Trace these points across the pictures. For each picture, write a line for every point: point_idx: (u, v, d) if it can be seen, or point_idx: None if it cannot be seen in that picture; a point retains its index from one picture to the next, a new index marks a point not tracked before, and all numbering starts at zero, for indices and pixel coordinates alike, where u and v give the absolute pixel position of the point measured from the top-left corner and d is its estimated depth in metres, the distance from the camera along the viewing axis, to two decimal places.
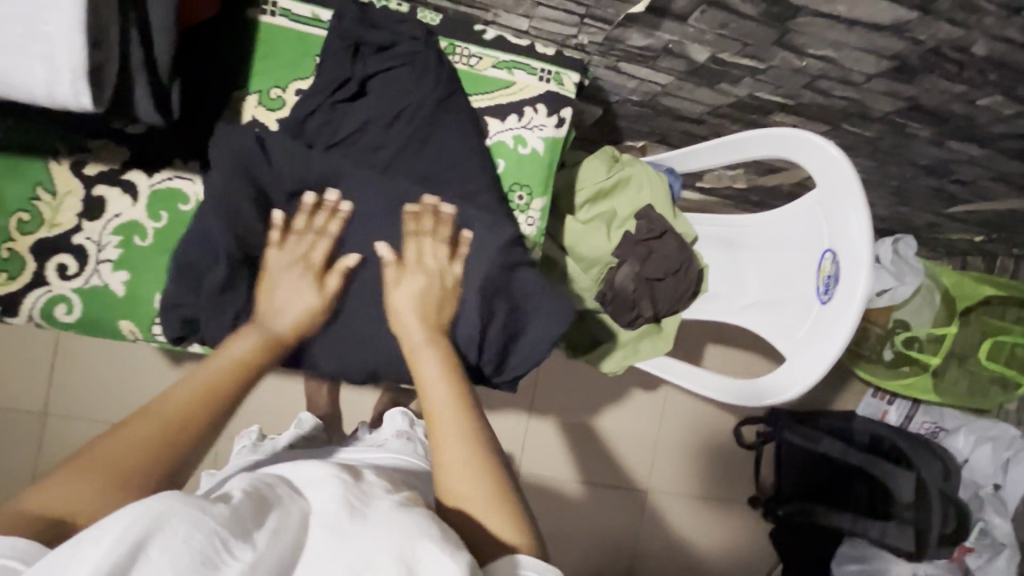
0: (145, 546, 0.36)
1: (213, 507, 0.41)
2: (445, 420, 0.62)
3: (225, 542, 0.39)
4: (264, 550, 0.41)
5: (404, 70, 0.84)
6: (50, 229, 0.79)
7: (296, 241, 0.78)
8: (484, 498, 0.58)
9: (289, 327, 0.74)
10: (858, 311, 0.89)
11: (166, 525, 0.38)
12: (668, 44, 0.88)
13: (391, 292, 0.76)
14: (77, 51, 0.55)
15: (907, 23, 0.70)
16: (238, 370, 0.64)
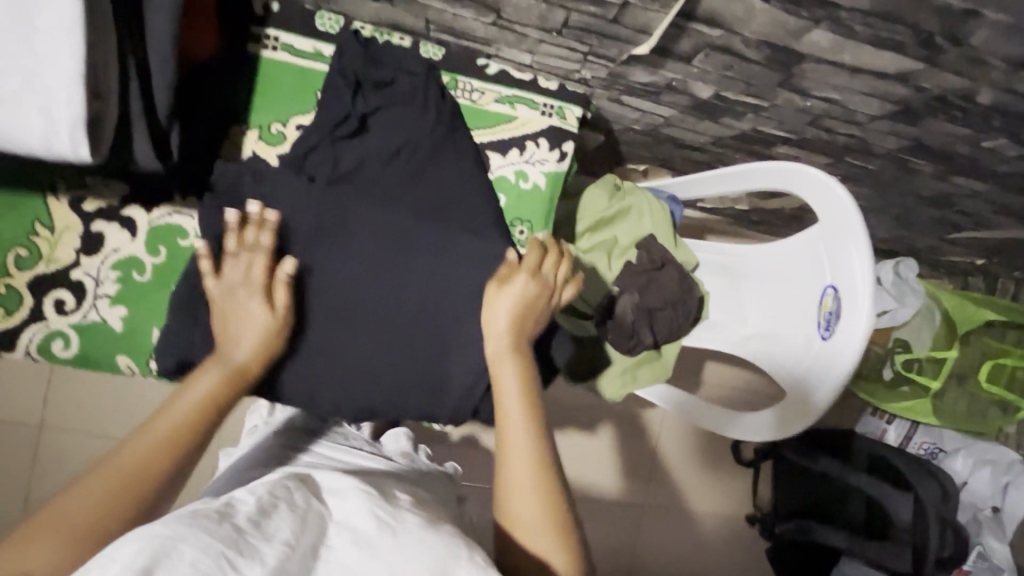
0: (151, 574, 0.35)
1: (219, 528, 0.40)
2: (521, 447, 0.62)
3: (233, 562, 0.38)
4: (280, 567, 0.39)
5: (403, 106, 0.84)
6: (48, 265, 0.79)
7: (232, 264, 0.69)
8: (543, 534, 0.60)
9: (250, 355, 0.68)
10: (860, 347, 0.88)
11: (174, 551, 0.37)
12: (671, 82, 0.87)
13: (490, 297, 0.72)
14: (75, 103, 0.55)
15: (913, 73, 0.70)
16: (206, 410, 0.61)
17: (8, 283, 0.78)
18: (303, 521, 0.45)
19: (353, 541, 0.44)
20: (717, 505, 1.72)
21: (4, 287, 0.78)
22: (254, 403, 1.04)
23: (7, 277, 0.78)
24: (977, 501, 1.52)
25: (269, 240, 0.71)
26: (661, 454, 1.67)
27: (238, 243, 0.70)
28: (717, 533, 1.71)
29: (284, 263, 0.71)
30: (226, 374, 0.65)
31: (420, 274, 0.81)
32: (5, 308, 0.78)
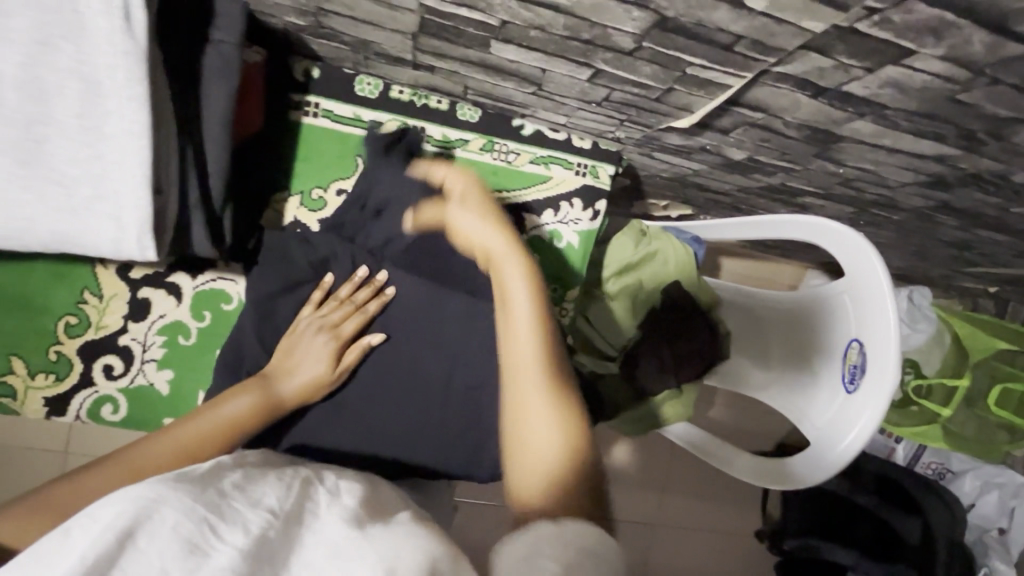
0: (132, 535, 0.37)
1: (204, 493, 0.42)
2: (519, 328, 0.58)
3: (214, 527, 0.39)
4: (261, 536, 0.41)
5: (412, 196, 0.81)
6: (97, 331, 0.80)
7: (332, 308, 0.78)
8: (537, 412, 0.53)
9: (293, 393, 0.71)
10: (886, 406, 0.91)
11: (155, 513, 0.39)
12: (705, 145, 0.88)
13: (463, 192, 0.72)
14: (143, 210, 0.56)
15: (950, 156, 0.71)
16: (226, 433, 0.62)
17: (58, 350, 0.80)
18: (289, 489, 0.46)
19: (338, 520, 0.44)
20: (727, 523, 1.75)
21: (55, 354, 0.80)
22: None
23: (58, 344, 0.79)
24: (984, 523, 1.54)
25: (372, 306, 0.78)
26: (672, 475, 1.70)
27: (348, 295, 0.79)
28: (725, 549, 1.74)
29: (376, 333, 0.78)
30: (264, 402, 0.67)
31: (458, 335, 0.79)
32: (56, 374, 0.80)
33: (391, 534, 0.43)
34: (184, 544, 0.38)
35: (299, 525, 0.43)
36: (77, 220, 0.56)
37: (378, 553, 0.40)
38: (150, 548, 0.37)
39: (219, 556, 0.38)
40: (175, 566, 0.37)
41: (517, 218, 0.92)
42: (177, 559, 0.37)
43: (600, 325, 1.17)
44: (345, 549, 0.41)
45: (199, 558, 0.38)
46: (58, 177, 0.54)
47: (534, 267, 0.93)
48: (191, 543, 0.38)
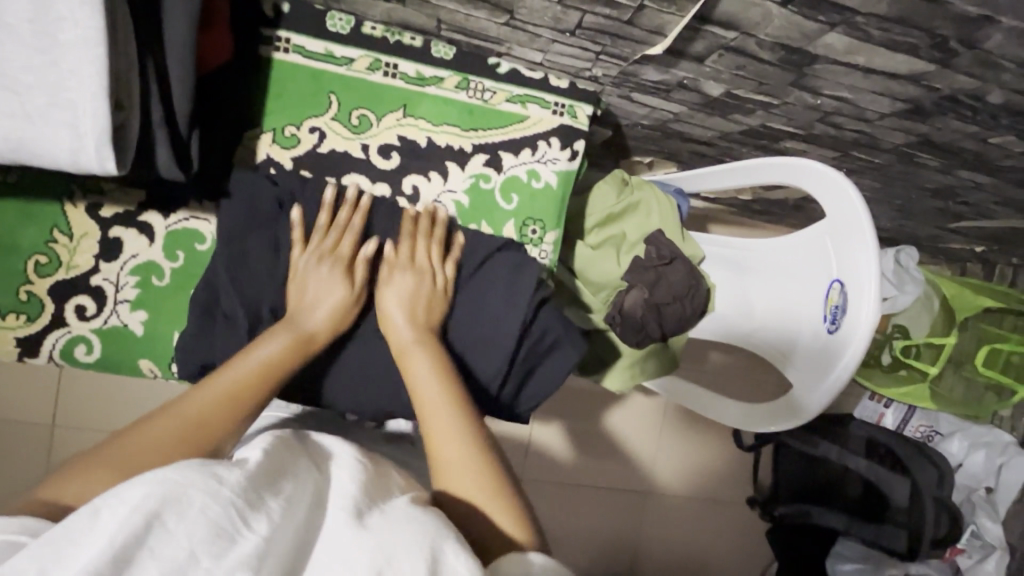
0: (161, 516, 0.38)
1: (228, 475, 0.43)
2: (449, 433, 0.62)
3: (241, 514, 0.41)
4: (281, 525, 0.43)
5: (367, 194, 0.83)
6: (68, 271, 0.79)
7: (321, 237, 0.78)
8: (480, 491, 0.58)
9: (322, 328, 0.73)
10: (865, 343, 0.90)
11: (184, 496, 0.40)
12: (682, 80, 0.87)
13: (378, 295, 0.77)
14: (101, 118, 0.55)
15: (925, 73, 0.71)
16: (266, 375, 0.65)
17: (29, 290, 0.79)
18: (308, 485, 0.48)
19: (343, 514, 0.47)
20: (718, 489, 1.76)
21: (25, 294, 0.79)
22: None
23: (29, 283, 0.79)
24: (971, 483, 1.55)
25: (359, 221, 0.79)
26: (661, 443, 1.69)
27: (330, 221, 0.79)
28: (713, 513, 1.76)
29: (370, 242, 0.79)
30: (299, 346, 0.70)
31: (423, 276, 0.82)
32: (27, 314, 0.79)
33: (392, 527, 0.46)
34: (212, 529, 0.39)
35: (308, 524, 0.46)
36: (30, 128, 0.55)
37: (378, 546, 0.43)
38: (177, 530, 0.38)
39: (245, 543, 0.40)
40: (203, 550, 0.38)
41: (493, 157, 0.90)
42: (205, 543, 0.38)
43: (582, 275, 1.16)
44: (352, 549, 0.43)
45: (226, 544, 0.39)
46: (9, 82, 0.53)
47: (512, 208, 0.91)
48: (219, 527, 0.39)
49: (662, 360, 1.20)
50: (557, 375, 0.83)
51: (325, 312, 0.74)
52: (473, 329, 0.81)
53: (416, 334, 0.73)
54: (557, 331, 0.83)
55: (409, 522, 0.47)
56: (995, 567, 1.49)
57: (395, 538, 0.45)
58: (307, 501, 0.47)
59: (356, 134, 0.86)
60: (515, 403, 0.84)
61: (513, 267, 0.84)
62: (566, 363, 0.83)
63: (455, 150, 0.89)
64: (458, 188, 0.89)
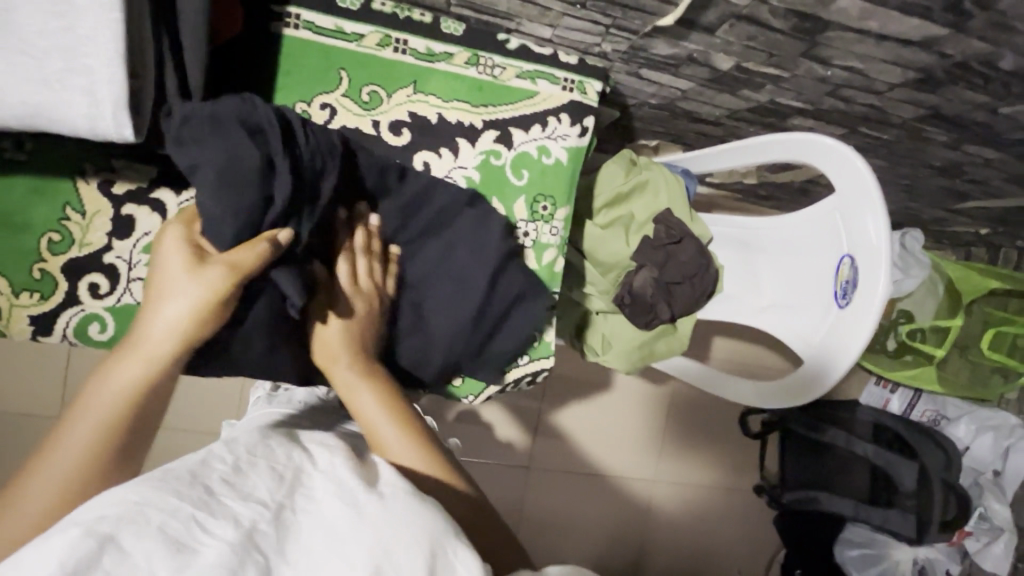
0: (116, 536, 0.36)
1: (189, 491, 0.41)
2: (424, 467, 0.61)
3: (202, 525, 0.39)
4: (252, 530, 0.40)
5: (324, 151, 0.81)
6: (81, 248, 0.80)
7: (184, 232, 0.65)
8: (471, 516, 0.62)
9: (176, 330, 0.60)
10: (876, 317, 0.90)
11: (140, 517, 0.38)
12: (693, 54, 0.87)
13: (321, 334, 0.73)
14: (118, 83, 0.55)
15: (937, 38, 0.72)
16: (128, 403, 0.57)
17: (41, 268, 0.79)
18: (279, 482, 0.45)
19: (335, 506, 0.44)
20: (723, 476, 1.76)
21: (38, 272, 0.79)
22: (258, 380, 1.06)
23: (41, 261, 0.78)
24: (977, 466, 1.54)
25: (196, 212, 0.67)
26: (668, 429, 1.69)
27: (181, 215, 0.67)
28: (721, 501, 1.77)
29: None
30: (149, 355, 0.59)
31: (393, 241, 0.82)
32: (40, 293, 0.79)
33: (389, 519, 0.44)
34: (171, 544, 0.37)
35: (290, 522, 0.42)
36: (48, 93, 0.54)
37: (375, 540, 0.42)
38: (134, 550, 0.36)
39: (209, 550, 0.38)
40: (163, 565, 0.36)
41: (504, 133, 0.90)
42: (165, 558, 0.36)
43: (591, 255, 1.16)
44: (344, 536, 0.42)
45: (188, 556, 0.37)
46: (23, 46, 0.52)
47: (523, 183, 0.91)
48: (180, 542, 0.38)
49: (671, 342, 1.20)
50: (526, 325, 0.90)
51: (181, 305, 0.60)
52: (446, 289, 0.84)
53: (352, 358, 0.71)
54: (522, 281, 0.89)
55: (406, 516, 0.45)
56: (1003, 550, 1.50)
57: (391, 526, 0.44)
58: (281, 497, 0.44)
59: (366, 110, 0.85)
60: (478, 355, 0.91)
61: (479, 219, 0.86)
62: (530, 313, 0.90)
63: (466, 126, 0.89)
64: (469, 164, 0.89)
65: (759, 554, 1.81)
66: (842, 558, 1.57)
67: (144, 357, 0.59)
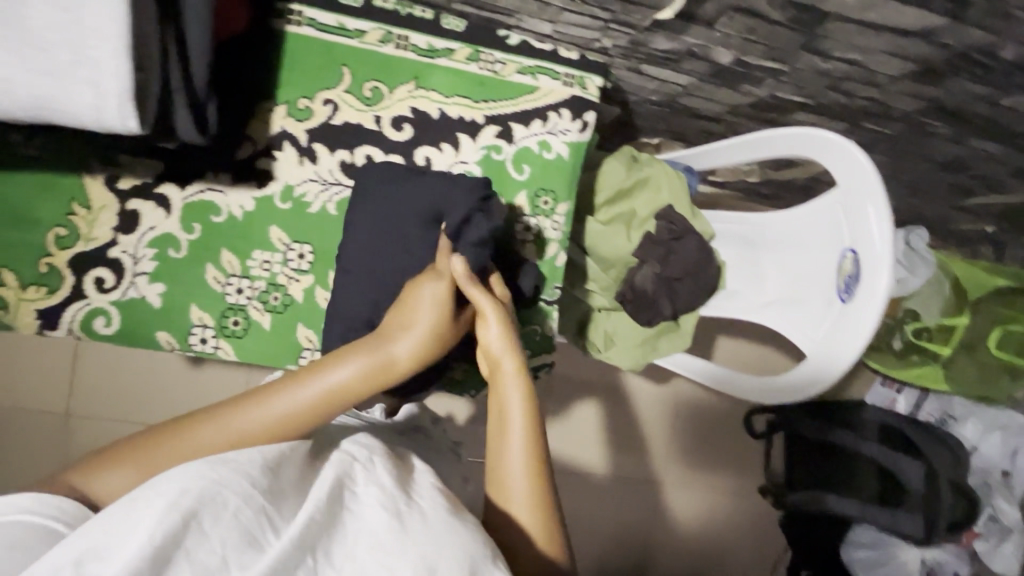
0: (196, 516, 0.39)
1: (255, 478, 0.44)
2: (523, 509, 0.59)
3: (269, 521, 0.42)
4: (309, 528, 0.43)
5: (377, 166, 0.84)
6: (87, 243, 0.80)
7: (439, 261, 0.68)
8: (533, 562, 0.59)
9: (408, 359, 0.63)
10: (879, 311, 0.90)
11: (219, 498, 0.41)
12: (692, 48, 0.88)
13: (484, 333, 0.68)
14: (123, 74, 0.56)
15: (937, 27, 0.73)
16: (323, 405, 0.59)
17: (48, 262, 0.80)
18: (327, 477, 0.48)
19: (377, 511, 0.46)
20: (728, 477, 1.75)
21: (45, 266, 0.80)
22: None
23: (48, 255, 0.80)
24: (987, 465, 1.52)
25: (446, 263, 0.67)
26: (672, 429, 1.68)
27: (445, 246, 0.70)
28: (726, 503, 1.75)
29: None
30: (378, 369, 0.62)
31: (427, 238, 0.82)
32: (47, 287, 0.80)
33: (429, 533, 0.46)
34: (244, 536, 0.40)
35: (338, 521, 0.45)
36: (57, 84, 0.55)
37: (418, 557, 0.44)
38: (212, 532, 0.39)
39: (272, 546, 0.41)
40: (234, 555, 0.39)
41: (505, 128, 0.91)
42: (235, 547, 0.40)
43: (593, 251, 1.15)
44: (389, 544, 0.44)
45: (253, 549, 0.40)
46: (35, 40, 0.54)
47: (524, 178, 0.91)
48: (249, 534, 0.41)
49: (673, 339, 1.20)
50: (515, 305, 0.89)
51: (413, 343, 0.64)
52: None
53: (518, 365, 0.65)
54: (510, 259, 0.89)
55: (444, 529, 0.47)
56: (1013, 550, 1.48)
57: (430, 540, 0.45)
58: (333, 493, 0.46)
59: (368, 105, 0.86)
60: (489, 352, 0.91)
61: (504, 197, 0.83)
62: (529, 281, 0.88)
63: (467, 121, 0.89)
64: (470, 159, 0.90)
65: (765, 556, 1.79)
66: (848, 558, 1.56)
67: (362, 362, 0.61)
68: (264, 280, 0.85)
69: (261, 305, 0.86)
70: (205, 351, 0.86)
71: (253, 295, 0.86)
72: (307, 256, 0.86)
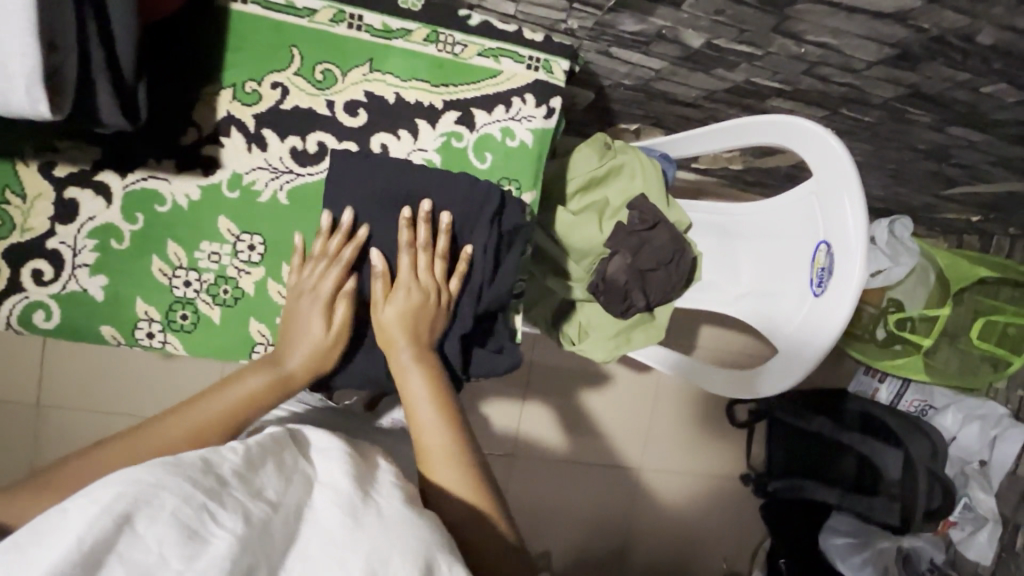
0: (131, 519, 0.37)
1: (201, 478, 0.42)
2: (431, 431, 0.66)
3: (214, 516, 0.40)
4: (261, 527, 0.41)
5: (351, 156, 0.80)
6: (23, 234, 0.77)
7: (312, 267, 0.78)
8: (452, 473, 0.64)
9: (297, 366, 0.74)
10: (852, 305, 0.87)
11: (156, 499, 0.39)
12: (661, 30, 0.84)
13: (378, 317, 0.75)
14: (29, 57, 0.51)
15: (911, 11, 0.70)
16: (239, 411, 0.69)
17: None
18: (287, 483, 0.47)
19: (335, 514, 0.46)
20: (711, 466, 1.73)
21: None
22: None
23: None
24: (965, 456, 1.51)
25: (349, 254, 0.76)
26: (654, 420, 1.66)
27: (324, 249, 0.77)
28: (707, 492, 1.74)
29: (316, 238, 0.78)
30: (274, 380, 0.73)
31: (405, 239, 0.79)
32: None
33: (387, 531, 0.45)
34: (183, 532, 0.38)
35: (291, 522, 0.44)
36: None
37: (370, 549, 0.43)
38: (148, 533, 0.37)
39: (219, 542, 0.38)
40: (173, 553, 0.36)
41: (465, 114, 0.87)
42: (176, 546, 0.37)
43: (564, 241, 1.12)
44: (344, 540, 0.43)
45: (199, 545, 0.38)
46: None
47: (486, 166, 0.88)
48: (191, 529, 0.38)
49: (649, 332, 1.17)
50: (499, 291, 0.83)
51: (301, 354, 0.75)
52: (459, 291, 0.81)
53: (409, 340, 0.74)
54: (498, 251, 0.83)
55: (401, 525, 0.47)
56: (987, 538, 1.50)
57: (387, 538, 0.45)
58: (288, 496, 0.46)
59: (320, 89, 0.82)
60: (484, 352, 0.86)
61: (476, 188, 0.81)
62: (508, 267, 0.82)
63: (425, 106, 0.85)
64: (429, 147, 0.86)
65: (745, 543, 1.79)
66: (827, 547, 1.53)
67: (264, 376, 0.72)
68: (212, 272, 0.82)
69: (210, 299, 0.83)
70: (153, 346, 0.83)
71: (202, 288, 0.82)
72: (258, 248, 0.83)
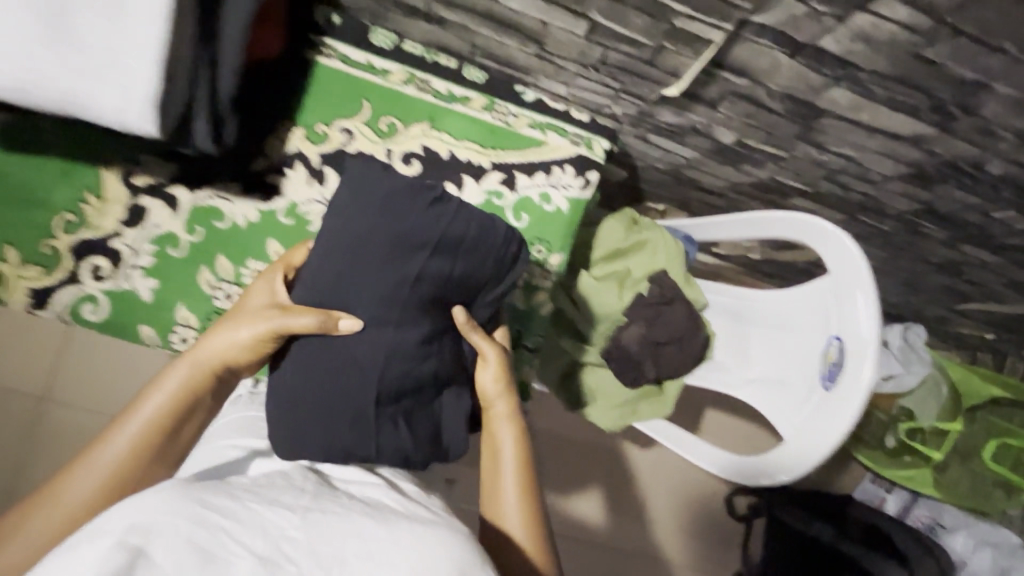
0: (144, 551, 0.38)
1: (212, 503, 0.44)
2: (508, 490, 0.72)
3: (232, 538, 0.42)
4: (283, 538, 0.44)
5: (378, 183, 0.68)
6: (92, 231, 0.84)
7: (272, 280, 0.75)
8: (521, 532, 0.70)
9: (220, 353, 0.68)
10: (862, 406, 0.89)
11: (168, 527, 0.40)
12: (696, 125, 0.92)
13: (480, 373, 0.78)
14: (153, 83, 0.60)
15: (925, 136, 0.78)
16: (170, 411, 0.64)
17: (53, 244, 0.84)
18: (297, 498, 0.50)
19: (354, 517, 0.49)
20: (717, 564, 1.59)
21: (49, 248, 0.84)
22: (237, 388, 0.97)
23: (53, 238, 0.83)
24: None
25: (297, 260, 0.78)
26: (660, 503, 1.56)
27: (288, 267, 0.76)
28: None
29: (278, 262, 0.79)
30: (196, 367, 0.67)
31: (420, 296, 0.69)
32: (47, 267, 0.84)
33: (407, 533, 0.48)
34: (200, 555, 0.40)
35: (316, 521, 0.47)
36: (88, 83, 0.59)
37: (393, 543, 0.47)
38: (164, 561, 0.38)
39: (239, 563, 0.41)
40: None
41: (508, 176, 0.94)
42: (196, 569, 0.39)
43: (583, 304, 1.16)
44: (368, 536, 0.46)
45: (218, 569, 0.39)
46: (76, 39, 0.58)
47: (522, 226, 0.94)
48: (208, 553, 0.40)
49: (655, 404, 1.18)
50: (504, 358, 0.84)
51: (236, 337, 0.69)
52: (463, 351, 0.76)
53: (509, 403, 0.77)
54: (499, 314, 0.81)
55: (421, 529, 0.50)
56: None
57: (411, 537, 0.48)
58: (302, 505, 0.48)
59: (382, 138, 0.91)
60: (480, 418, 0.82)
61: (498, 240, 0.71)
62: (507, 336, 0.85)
63: (474, 165, 0.93)
64: (471, 201, 0.93)
65: None
66: None
67: (191, 365, 0.67)
68: None
69: None
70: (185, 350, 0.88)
71: None
72: None
